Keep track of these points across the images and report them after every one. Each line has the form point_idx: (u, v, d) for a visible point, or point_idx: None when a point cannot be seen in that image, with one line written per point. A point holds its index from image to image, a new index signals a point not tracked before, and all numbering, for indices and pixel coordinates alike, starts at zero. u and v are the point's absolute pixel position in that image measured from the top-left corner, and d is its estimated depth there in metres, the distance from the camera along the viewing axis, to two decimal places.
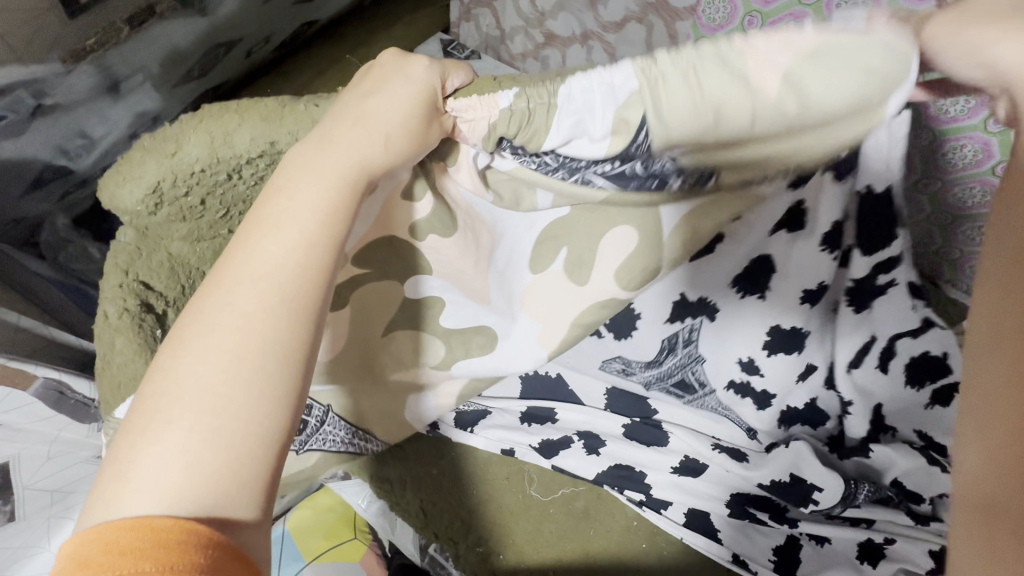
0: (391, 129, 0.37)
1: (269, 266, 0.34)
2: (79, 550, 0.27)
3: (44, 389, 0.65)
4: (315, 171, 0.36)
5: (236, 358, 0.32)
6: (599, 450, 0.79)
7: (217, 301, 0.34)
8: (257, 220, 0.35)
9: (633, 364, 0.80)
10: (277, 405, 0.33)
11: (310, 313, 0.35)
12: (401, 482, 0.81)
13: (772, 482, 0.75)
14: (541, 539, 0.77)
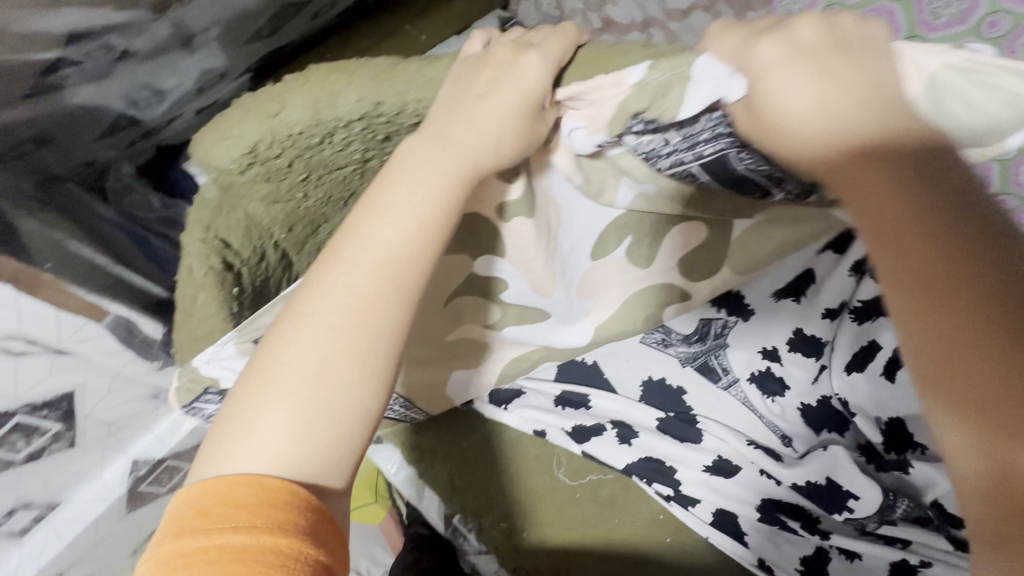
0: (502, 133, 0.38)
1: (384, 258, 0.38)
2: (206, 493, 0.32)
3: (115, 324, 0.63)
4: (431, 169, 0.39)
5: (344, 340, 0.37)
6: (631, 441, 0.79)
7: (335, 281, 0.38)
8: (376, 210, 0.39)
9: (672, 336, 0.81)
10: (374, 387, 0.37)
11: (412, 305, 0.39)
12: (433, 454, 0.83)
13: (805, 486, 0.74)
14: (564, 522, 0.78)
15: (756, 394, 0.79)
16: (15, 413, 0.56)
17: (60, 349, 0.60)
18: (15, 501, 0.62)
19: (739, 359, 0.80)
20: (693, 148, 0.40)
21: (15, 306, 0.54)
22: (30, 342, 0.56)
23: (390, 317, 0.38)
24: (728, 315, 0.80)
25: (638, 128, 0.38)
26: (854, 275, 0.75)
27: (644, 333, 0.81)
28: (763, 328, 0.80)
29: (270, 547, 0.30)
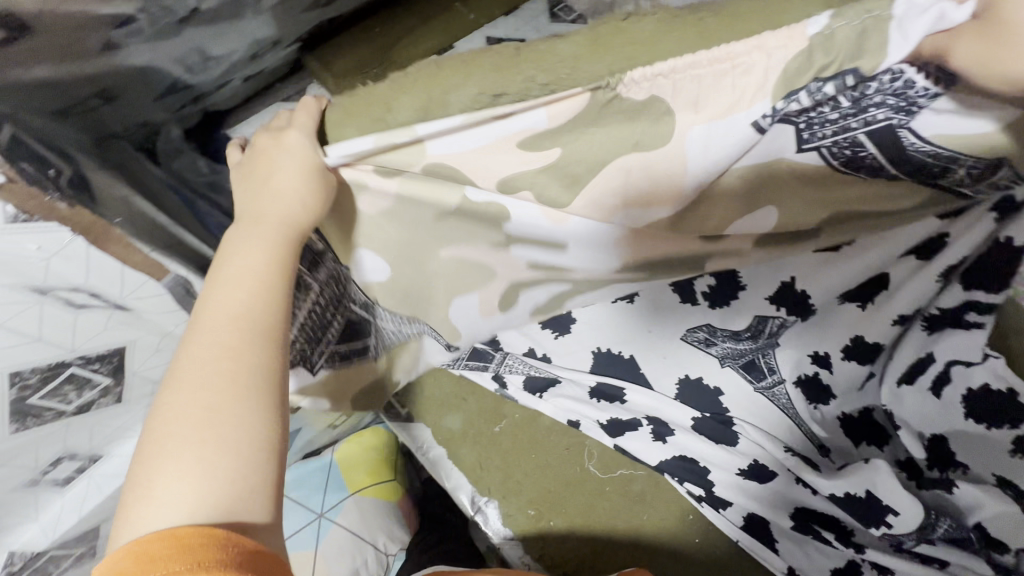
0: (301, 183, 0.44)
1: (228, 309, 0.41)
2: (115, 565, 0.32)
3: (175, 283, 0.60)
4: (256, 230, 0.43)
5: (220, 388, 0.38)
6: (666, 438, 0.78)
7: (190, 346, 0.40)
8: (212, 279, 0.42)
9: (717, 334, 0.79)
10: (262, 415, 0.39)
11: (272, 340, 0.41)
12: (462, 436, 0.83)
13: (844, 497, 0.71)
14: (592, 513, 0.77)
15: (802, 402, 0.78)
16: (70, 365, 0.54)
17: (117, 305, 0.55)
18: (62, 452, 0.63)
19: (787, 363, 0.78)
20: (862, 112, 0.42)
21: (83, 258, 0.50)
22: (94, 297, 0.52)
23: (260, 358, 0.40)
24: (788, 314, 0.75)
25: (814, 91, 0.38)
26: (939, 280, 0.68)
27: (686, 331, 0.80)
28: (817, 334, 0.76)
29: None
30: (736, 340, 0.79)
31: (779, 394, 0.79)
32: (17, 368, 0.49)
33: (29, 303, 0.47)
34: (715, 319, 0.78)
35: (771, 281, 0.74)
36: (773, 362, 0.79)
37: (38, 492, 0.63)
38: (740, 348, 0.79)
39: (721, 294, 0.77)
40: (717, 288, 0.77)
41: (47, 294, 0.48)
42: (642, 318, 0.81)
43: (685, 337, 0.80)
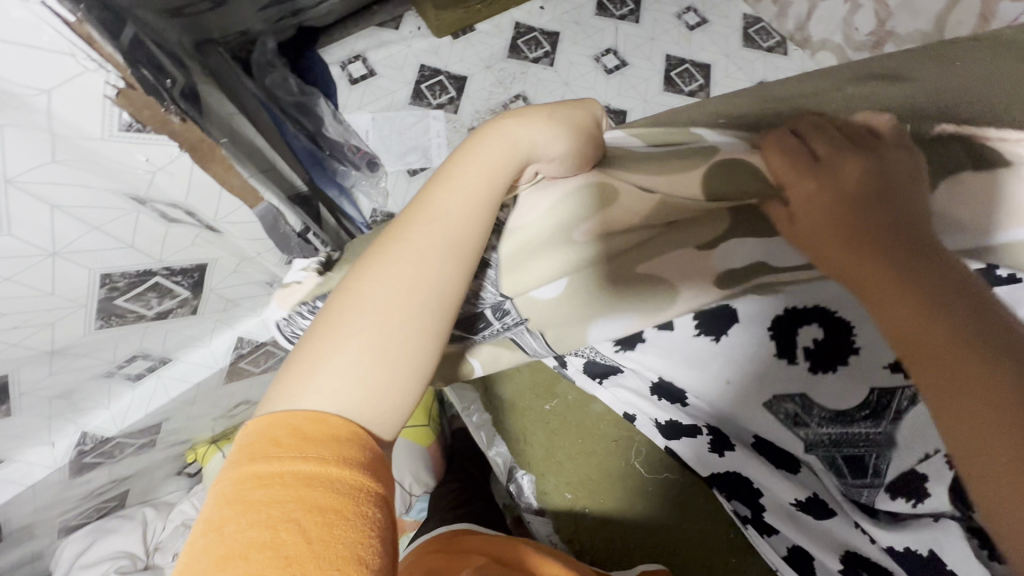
0: (549, 117, 0.46)
1: (441, 216, 0.40)
2: (273, 426, 0.32)
3: (266, 212, 0.57)
4: (486, 144, 0.43)
5: (410, 290, 0.37)
6: (724, 452, 0.71)
7: (402, 239, 0.39)
8: (442, 178, 0.42)
9: None
10: (431, 334, 0.38)
11: (466, 263, 0.40)
12: (510, 406, 0.82)
13: (902, 555, 0.61)
14: (629, 507, 0.75)
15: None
16: (155, 275, 0.54)
17: (204, 225, 0.53)
18: (136, 351, 0.64)
19: None
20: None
21: (187, 176, 0.46)
22: (188, 215, 0.50)
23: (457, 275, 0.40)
24: None
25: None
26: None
27: None
28: None
29: (338, 478, 0.30)
30: (842, 424, 0.47)
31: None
32: (108, 270, 0.50)
33: (128, 212, 0.45)
34: (816, 391, 0.47)
35: None
36: None
37: (113, 382, 0.67)
38: (845, 436, 0.47)
39: None
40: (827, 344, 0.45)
41: (145, 205, 0.46)
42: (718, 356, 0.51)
43: None
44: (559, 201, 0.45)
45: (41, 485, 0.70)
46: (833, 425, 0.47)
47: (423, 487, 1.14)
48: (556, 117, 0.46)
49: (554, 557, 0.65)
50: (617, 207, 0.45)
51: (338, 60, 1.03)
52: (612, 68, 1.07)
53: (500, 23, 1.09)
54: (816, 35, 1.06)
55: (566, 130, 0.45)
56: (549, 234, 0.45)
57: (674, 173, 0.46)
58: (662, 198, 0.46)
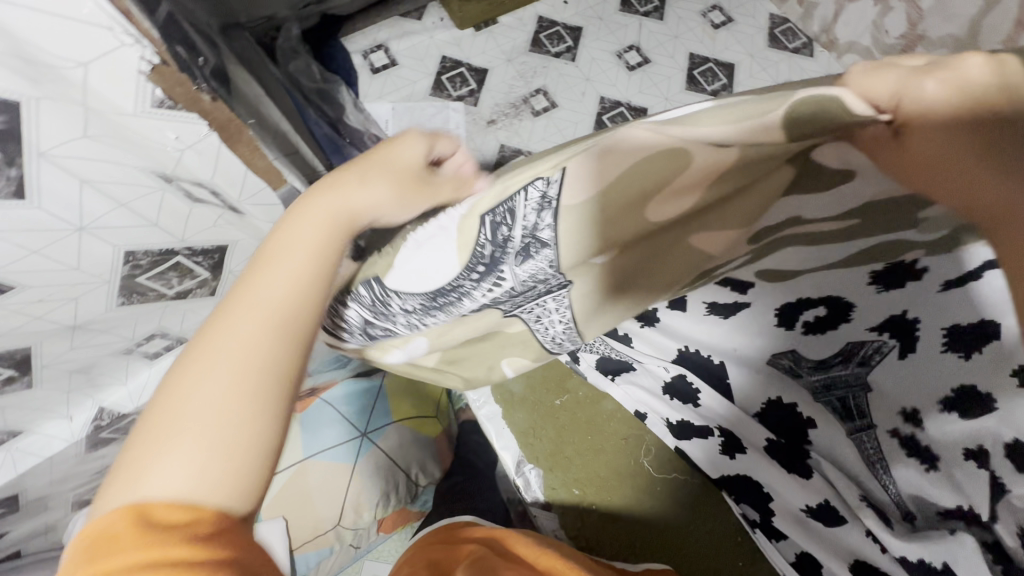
0: (398, 159, 0.40)
1: (269, 292, 0.35)
2: (93, 541, 0.28)
3: (288, 195, 0.56)
4: (320, 202, 0.38)
5: (235, 377, 0.32)
6: (735, 454, 0.73)
7: (225, 320, 0.34)
8: (268, 250, 0.36)
9: (803, 363, 0.66)
10: (269, 415, 0.32)
11: (301, 336, 0.35)
12: (520, 400, 0.82)
13: (915, 564, 0.61)
14: (636, 505, 0.75)
15: (893, 455, 0.62)
16: (177, 254, 0.55)
17: (228, 207, 0.54)
18: (154, 330, 0.65)
19: (881, 418, 0.61)
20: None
21: (214, 155, 0.46)
22: (213, 195, 0.50)
23: (287, 348, 0.34)
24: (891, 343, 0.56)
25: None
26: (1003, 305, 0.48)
27: (770, 355, 0.69)
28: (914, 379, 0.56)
29: (184, 558, 0.27)
30: (825, 369, 0.64)
31: (865, 442, 0.64)
32: (132, 247, 0.50)
33: (153, 189, 0.46)
34: (804, 348, 0.64)
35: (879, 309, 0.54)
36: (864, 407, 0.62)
37: (131, 359, 0.68)
38: (832, 379, 0.64)
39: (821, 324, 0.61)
40: (824, 319, 0.60)
41: (170, 183, 0.46)
42: (724, 333, 0.70)
43: (771, 360, 0.69)
44: (628, 172, 0.35)
45: (57, 458, 0.71)
46: (819, 371, 0.64)
47: (429, 480, 1.14)
48: (395, 159, 0.40)
49: (553, 547, 0.66)
50: (688, 173, 0.36)
51: (360, 49, 1.04)
52: (635, 65, 1.06)
53: (523, 16, 1.08)
54: (843, 37, 1.04)
55: (402, 172, 0.40)
56: (618, 211, 0.39)
57: (750, 129, 0.33)
58: (741, 148, 0.35)
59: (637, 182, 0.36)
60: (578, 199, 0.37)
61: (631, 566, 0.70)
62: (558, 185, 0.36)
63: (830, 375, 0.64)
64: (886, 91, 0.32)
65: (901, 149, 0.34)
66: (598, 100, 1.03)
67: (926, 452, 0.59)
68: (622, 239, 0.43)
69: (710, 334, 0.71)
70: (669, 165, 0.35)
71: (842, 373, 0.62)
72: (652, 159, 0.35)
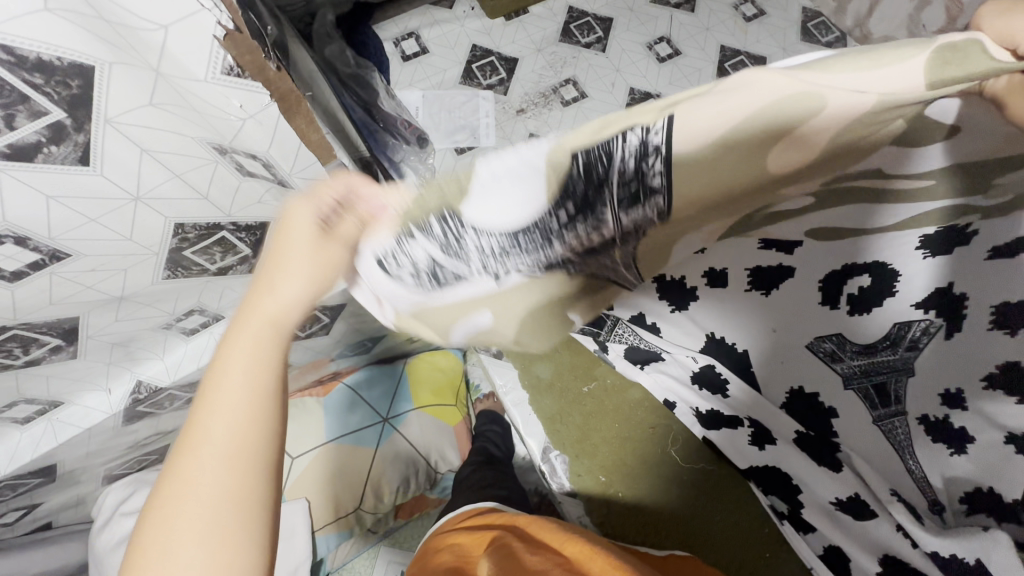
0: (304, 264, 0.36)
1: (218, 448, 0.32)
2: None
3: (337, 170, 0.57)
4: (244, 354, 0.34)
5: (199, 544, 0.31)
6: (765, 446, 0.74)
7: (175, 500, 0.32)
8: (199, 412, 0.33)
9: (846, 348, 0.61)
10: (242, 558, 0.32)
11: (263, 483, 0.33)
12: (548, 387, 0.82)
13: (948, 560, 0.61)
14: (663, 494, 0.76)
15: (920, 438, 0.61)
16: (223, 229, 0.56)
17: (276, 180, 0.55)
18: (193, 305, 0.66)
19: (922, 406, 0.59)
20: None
21: (273, 126, 0.48)
22: (263, 167, 0.52)
23: (257, 462, 0.33)
24: (937, 320, 0.53)
25: None
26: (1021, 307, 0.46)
27: (809, 338, 0.64)
28: (951, 359, 0.53)
29: None
30: (868, 356, 0.60)
31: (894, 427, 0.63)
32: (182, 219, 0.51)
33: (210, 161, 0.47)
34: (848, 328, 0.59)
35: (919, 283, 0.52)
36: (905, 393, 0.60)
37: (169, 334, 0.69)
38: (874, 366, 0.60)
39: (865, 299, 0.56)
40: (870, 292, 0.55)
41: (224, 155, 0.47)
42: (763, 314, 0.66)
43: (808, 343, 0.64)
44: (738, 122, 0.29)
45: (96, 429, 0.72)
46: (863, 356, 0.60)
47: (448, 468, 1.15)
48: (305, 270, 0.36)
49: (577, 532, 0.66)
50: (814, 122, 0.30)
51: (392, 37, 1.04)
52: (665, 56, 1.06)
53: (553, 6, 1.08)
54: (877, 32, 1.03)
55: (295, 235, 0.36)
56: (745, 152, 0.32)
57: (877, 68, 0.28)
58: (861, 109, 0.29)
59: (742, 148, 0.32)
60: (687, 150, 0.31)
61: (654, 549, 0.70)
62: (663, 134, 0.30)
63: (871, 358, 0.60)
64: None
65: None
66: (627, 91, 1.03)
67: (958, 433, 0.57)
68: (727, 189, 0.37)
69: (752, 315, 0.66)
70: (794, 105, 0.29)
71: (888, 358, 0.58)
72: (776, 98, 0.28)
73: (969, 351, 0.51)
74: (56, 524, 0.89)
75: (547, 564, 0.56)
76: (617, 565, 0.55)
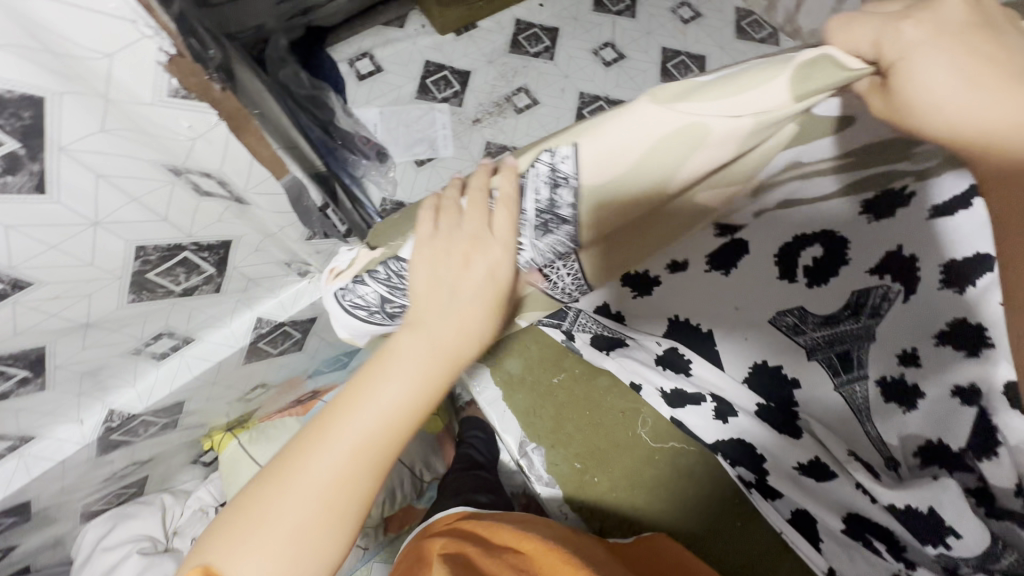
0: (493, 275, 0.42)
1: (396, 389, 0.39)
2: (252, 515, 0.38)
3: (291, 184, 0.60)
4: (439, 329, 0.40)
5: (352, 453, 0.38)
6: (728, 418, 0.77)
7: (357, 412, 0.38)
8: (392, 349, 0.40)
9: (807, 320, 0.68)
10: (370, 472, 0.39)
11: (413, 423, 0.40)
12: (520, 383, 0.85)
13: (904, 511, 0.64)
14: (637, 476, 0.78)
15: (878, 405, 0.68)
16: (185, 249, 0.57)
17: (233, 199, 0.56)
18: (161, 329, 0.67)
19: (879, 368, 0.66)
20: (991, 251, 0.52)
21: (223, 145, 0.49)
22: (218, 186, 0.53)
23: (408, 420, 0.39)
24: (895, 286, 0.61)
25: None
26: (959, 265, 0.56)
27: (775, 314, 0.71)
28: (909, 323, 0.61)
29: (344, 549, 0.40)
30: (830, 326, 0.67)
31: (855, 393, 0.69)
32: (143, 241, 0.53)
33: (164, 182, 0.48)
34: (810, 303, 0.68)
35: (874, 252, 0.61)
36: (864, 358, 0.67)
37: (139, 359, 0.70)
38: (835, 335, 0.67)
39: (818, 273, 0.66)
40: (821, 264, 0.65)
41: (179, 176, 0.49)
42: (732, 292, 0.73)
43: (772, 321, 0.71)
44: (638, 159, 0.41)
45: (70, 462, 0.72)
46: (824, 327, 0.67)
47: (434, 475, 1.18)
48: (481, 252, 0.42)
49: (534, 530, 0.69)
50: (704, 141, 0.41)
51: (346, 58, 1.07)
52: (610, 61, 1.11)
53: (501, 20, 1.13)
54: (806, 26, 1.09)
55: (479, 291, 0.41)
56: (626, 179, 0.42)
57: (750, 88, 0.37)
58: (751, 117, 0.39)
59: (638, 170, 0.42)
60: (594, 178, 0.42)
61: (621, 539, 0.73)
62: (570, 161, 0.41)
63: (832, 329, 0.67)
64: (866, 39, 0.34)
65: (890, 93, 0.36)
66: (577, 96, 1.07)
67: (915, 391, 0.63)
68: (635, 210, 0.48)
69: (718, 297, 0.74)
70: (664, 153, 0.41)
71: (852, 327, 0.66)
72: (670, 135, 0.40)
73: (921, 306, 0.59)
74: (35, 566, 0.88)
75: (501, 567, 0.58)
76: (566, 562, 0.57)
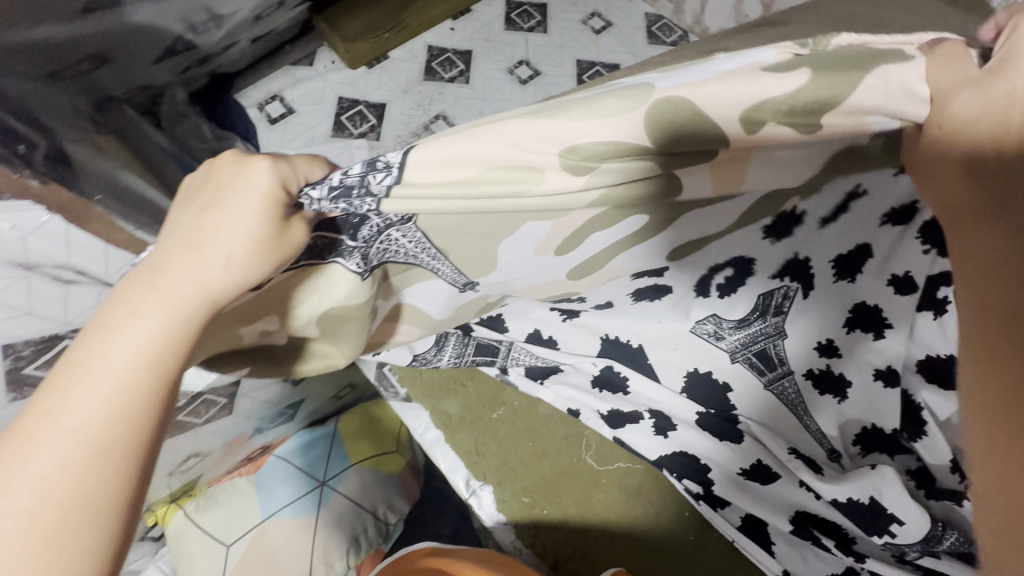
0: (233, 247, 0.35)
1: (115, 363, 0.32)
2: None
3: None
4: (163, 293, 0.34)
5: (76, 448, 0.30)
6: (667, 432, 0.76)
7: (66, 403, 0.31)
8: (105, 324, 0.33)
9: (724, 326, 0.77)
10: (114, 474, 0.30)
11: (152, 405, 0.32)
12: (460, 421, 0.82)
13: (845, 504, 0.67)
14: (586, 501, 0.76)
15: (808, 396, 0.74)
16: (65, 339, 0.53)
17: (105, 281, 0.54)
18: None
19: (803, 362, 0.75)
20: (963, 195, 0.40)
21: (64, 237, 0.48)
22: (80, 275, 0.51)
23: (146, 399, 0.32)
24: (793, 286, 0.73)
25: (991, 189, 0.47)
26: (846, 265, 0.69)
27: (695, 323, 0.78)
28: (818, 316, 0.73)
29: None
30: (743, 328, 0.76)
31: (786, 388, 0.75)
32: (8, 338, 0.49)
33: (14, 278, 0.46)
34: (722, 310, 0.76)
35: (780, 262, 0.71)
36: (782, 353, 0.76)
37: None
38: (750, 338, 0.76)
39: (731, 285, 0.74)
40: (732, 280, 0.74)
41: (31, 270, 0.47)
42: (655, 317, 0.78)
43: (694, 329, 0.78)
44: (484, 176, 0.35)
45: None
46: (738, 331, 0.76)
47: (399, 517, 1.12)
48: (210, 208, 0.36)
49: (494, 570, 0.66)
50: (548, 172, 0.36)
51: (255, 102, 1.05)
52: (526, 78, 1.10)
53: (413, 48, 1.11)
54: (712, 26, 1.11)
55: (265, 195, 0.36)
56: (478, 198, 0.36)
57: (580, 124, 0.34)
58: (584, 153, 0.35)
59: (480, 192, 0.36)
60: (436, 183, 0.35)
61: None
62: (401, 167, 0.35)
63: (746, 332, 0.76)
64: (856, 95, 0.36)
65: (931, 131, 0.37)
66: None
67: (838, 380, 0.73)
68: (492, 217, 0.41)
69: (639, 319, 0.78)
70: (504, 180, 0.35)
71: (761, 327, 0.76)
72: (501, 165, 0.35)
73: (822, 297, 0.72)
74: None
75: None
76: None
